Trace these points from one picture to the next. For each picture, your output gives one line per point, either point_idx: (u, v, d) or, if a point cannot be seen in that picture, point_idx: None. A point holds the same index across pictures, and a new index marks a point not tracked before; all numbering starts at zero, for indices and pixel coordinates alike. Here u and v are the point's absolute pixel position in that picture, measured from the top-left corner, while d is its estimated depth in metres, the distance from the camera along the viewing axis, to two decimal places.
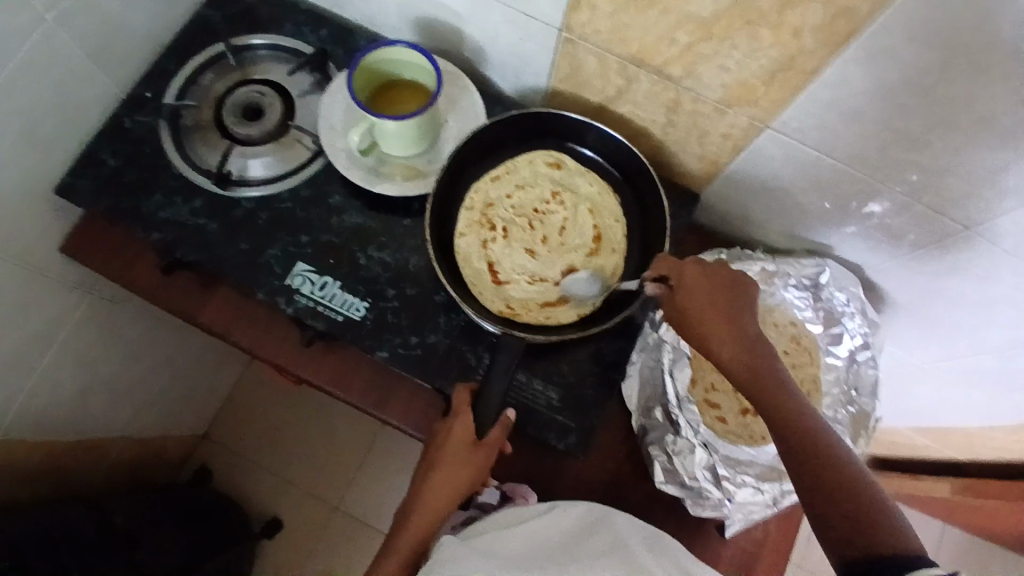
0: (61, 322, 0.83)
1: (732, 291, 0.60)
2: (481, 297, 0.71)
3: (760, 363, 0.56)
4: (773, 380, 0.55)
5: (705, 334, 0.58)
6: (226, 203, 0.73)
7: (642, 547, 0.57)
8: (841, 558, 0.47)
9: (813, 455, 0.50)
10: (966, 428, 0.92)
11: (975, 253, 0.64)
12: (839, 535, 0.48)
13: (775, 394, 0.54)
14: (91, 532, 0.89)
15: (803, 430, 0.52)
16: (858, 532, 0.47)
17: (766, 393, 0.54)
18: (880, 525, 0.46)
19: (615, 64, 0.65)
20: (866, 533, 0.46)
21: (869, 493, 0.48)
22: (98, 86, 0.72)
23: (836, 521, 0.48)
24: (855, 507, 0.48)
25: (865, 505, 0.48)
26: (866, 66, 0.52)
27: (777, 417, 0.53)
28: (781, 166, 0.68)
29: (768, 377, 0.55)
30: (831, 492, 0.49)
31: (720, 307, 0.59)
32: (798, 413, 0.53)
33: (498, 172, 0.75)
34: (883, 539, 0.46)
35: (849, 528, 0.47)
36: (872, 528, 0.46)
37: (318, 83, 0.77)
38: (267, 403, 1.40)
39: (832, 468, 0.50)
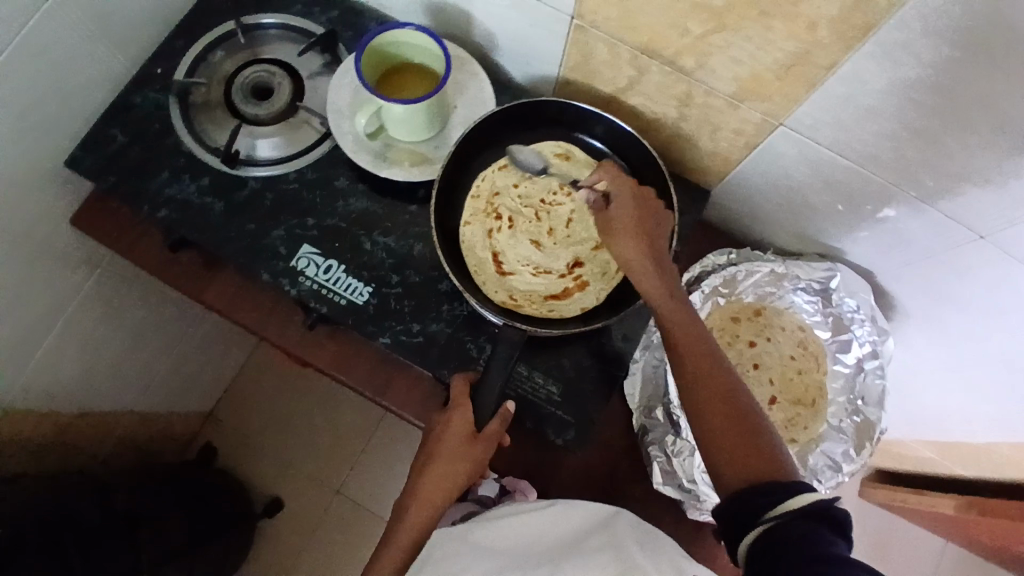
0: (69, 296, 0.84)
1: (659, 227, 0.61)
2: (484, 287, 0.70)
3: (676, 294, 0.57)
4: (687, 312, 0.56)
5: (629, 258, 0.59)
6: (232, 183, 0.73)
7: (635, 543, 0.55)
8: (717, 471, 0.49)
9: (709, 379, 0.51)
10: (976, 443, 0.89)
11: (992, 262, 0.62)
12: (721, 451, 0.49)
13: (686, 323, 0.55)
14: (91, 505, 0.90)
15: (708, 357, 0.53)
16: (740, 449, 0.48)
17: (678, 321, 0.55)
18: (761, 449, 0.48)
19: (626, 53, 0.64)
20: (742, 451, 0.48)
21: (759, 424, 0.49)
22: (111, 62, 0.73)
23: (718, 439, 0.49)
24: (740, 430, 0.49)
25: (749, 427, 0.49)
26: (883, 61, 0.50)
27: (683, 343, 0.54)
28: (794, 165, 0.66)
29: (684, 308, 0.56)
30: (723, 416, 0.49)
31: (648, 238, 0.60)
32: (705, 342, 0.54)
33: (505, 161, 0.74)
34: (758, 458, 0.47)
35: (731, 445, 0.48)
36: (749, 447, 0.48)
37: (328, 64, 0.77)
38: (272, 387, 1.40)
39: (726, 394, 0.50)
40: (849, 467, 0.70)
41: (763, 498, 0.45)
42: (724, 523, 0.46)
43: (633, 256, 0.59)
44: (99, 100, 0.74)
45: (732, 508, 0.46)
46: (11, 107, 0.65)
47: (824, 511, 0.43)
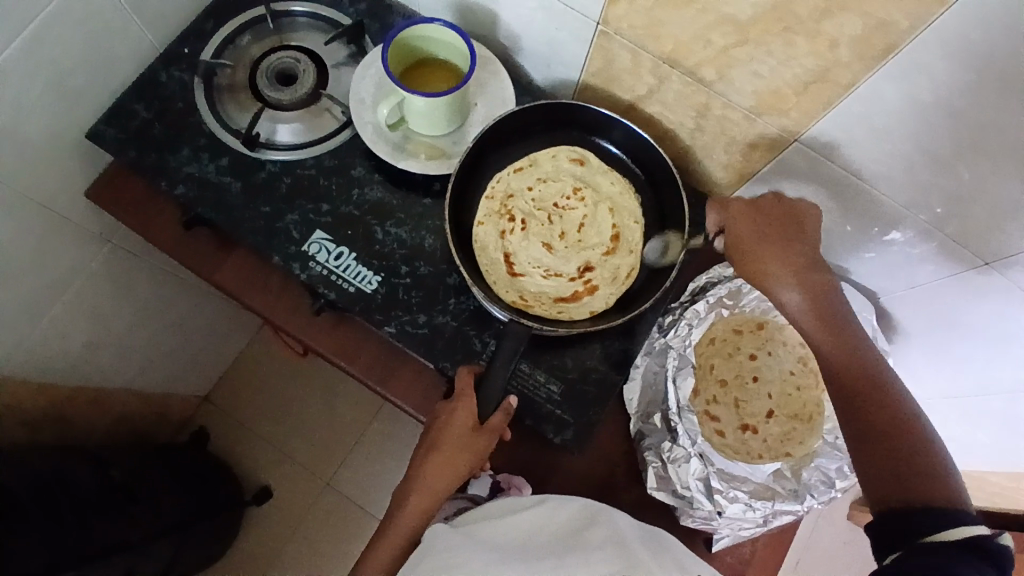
0: (80, 267, 0.85)
1: (812, 249, 0.63)
2: (494, 286, 0.71)
3: (832, 313, 0.59)
4: (841, 333, 0.58)
5: (775, 285, 0.61)
6: (251, 164, 0.74)
7: (637, 541, 0.57)
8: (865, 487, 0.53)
9: (867, 406, 0.55)
10: (969, 469, 0.90)
11: (996, 291, 0.63)
12: (879, 476, 0.52)
13: (840, 348, 0.58)
14: (85, 479, 0.90)
15: (865, 385, 0.55)
16: (901, 475, 0.51)
17: (831, 346, 0.58)
18: (918, 469, 0.50)
19: (648, 62, 0.65)
20: (904, 478, 0.51)
21: (922, 447, 0.51)
22: (141, 39, 0.74)
23: (877, 463, 0.52)
24: (905, 459, 0.51)
25: (914, 453, 0.51)
26: (901, 84, 0.52)
27: (841, 370, 0.57)
28: (806, 182, 0.67)
29: (838, 329, 0.59)
30: (884, 443, 0.53)
31: (807, 263, 0.61)
32: (862, 372, 0.56)
33: (521, 163, 0.75)
34: (919, 483, 0.50)
35: (894, 470, 0.51)
36: (913, 472, 0.50)
37: (353, 55, 0.78)
38: (270, 374, 1.41)
39: (882, 419, 0.53)
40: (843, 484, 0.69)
41: (916, 519, 0.48)
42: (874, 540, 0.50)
43: (787, 284, 0.61)
44: (124, 75, 0.75)
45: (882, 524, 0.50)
46: (41, 75, 0.66)
47: (981, 545, 0.45)
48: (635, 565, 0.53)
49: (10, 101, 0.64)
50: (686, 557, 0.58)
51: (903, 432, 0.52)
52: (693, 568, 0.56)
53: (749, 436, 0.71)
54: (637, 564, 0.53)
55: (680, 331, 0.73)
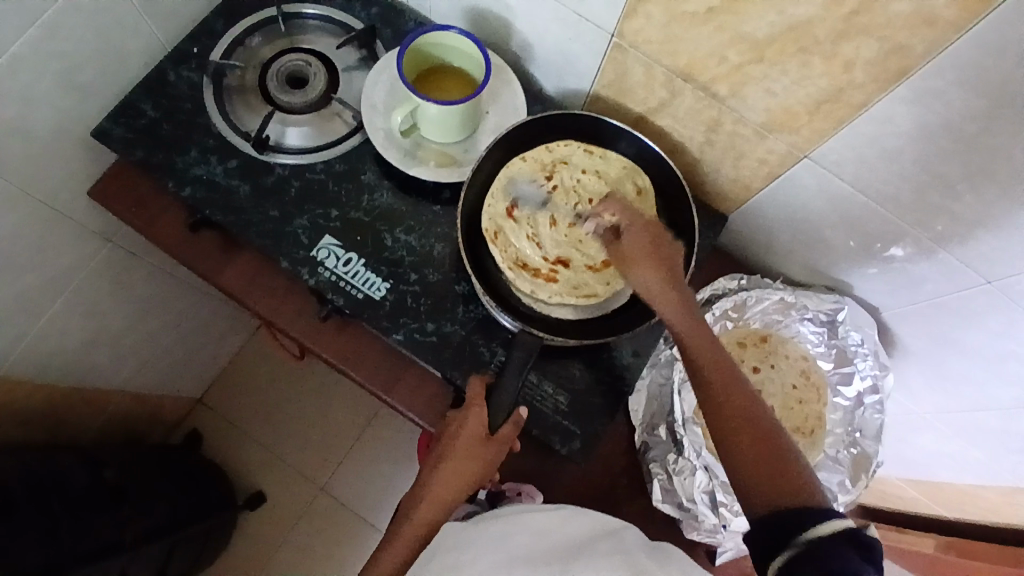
0: (79, 266, 0.84)
1: (677, 254, 0.62)
2: (485, 206, 0.71)
3: (696, 317, 0.58)
4: (710, 342, 0.56)
5: (648, 284, 0.60)
6: (259, 168, 0.73)
7: (641, 551, 0.56)
8: (743, 489, 0.50)
9: (741, 410, 0.52)
10: (963, 485, 0.90)
11: (997, 308, 0.64)
12: (751, 481, 0.49)
13: (713, 351, 0.56)
14: (80, 481, 0.89)
15: (741, 392, 0.53)
16: (772, 479, 0.48)
17: (703, 347, 0.56)
18: (789, 473, 0.49)
19: (662, 76, 0.65)
20: (776, 480, 0.48)
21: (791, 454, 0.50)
22: (147, 38, 0.73)
23: (755, 476, 0.49)
24: (775, 464, 0.49)
25: (781, 459, 0.50)
26: (913, 106, 0.52)
27: (716, 381, 0.54)
28: (814, 199, 0.67)
29: (701, 333, 0.57)
30: (756, 449, 0.50)
31: (669, 263, 0.61)
32: (736, 377, 0.54)
33: (595, 147, 0.73)
34: (789, 488, 0.48)
35: (768, 480, 0.49)
36: (781, 475, 0.49)
37: (364, 60, 0.78)
38: (264, 375, 1.39)
39: (760, 427, 0.51)
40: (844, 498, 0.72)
41: (788, 520, 0.46)
42: (754, 548, 0.47)
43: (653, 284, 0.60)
44: (131, 74, 0.74)
45: (761, 527, 0.47)
46: (47, 72, 0.65)
47: (856, 536, 0.43)
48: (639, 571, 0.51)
49: (15, 97, 0.64)
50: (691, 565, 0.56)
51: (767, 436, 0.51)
52: None
53: None
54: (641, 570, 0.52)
55: None
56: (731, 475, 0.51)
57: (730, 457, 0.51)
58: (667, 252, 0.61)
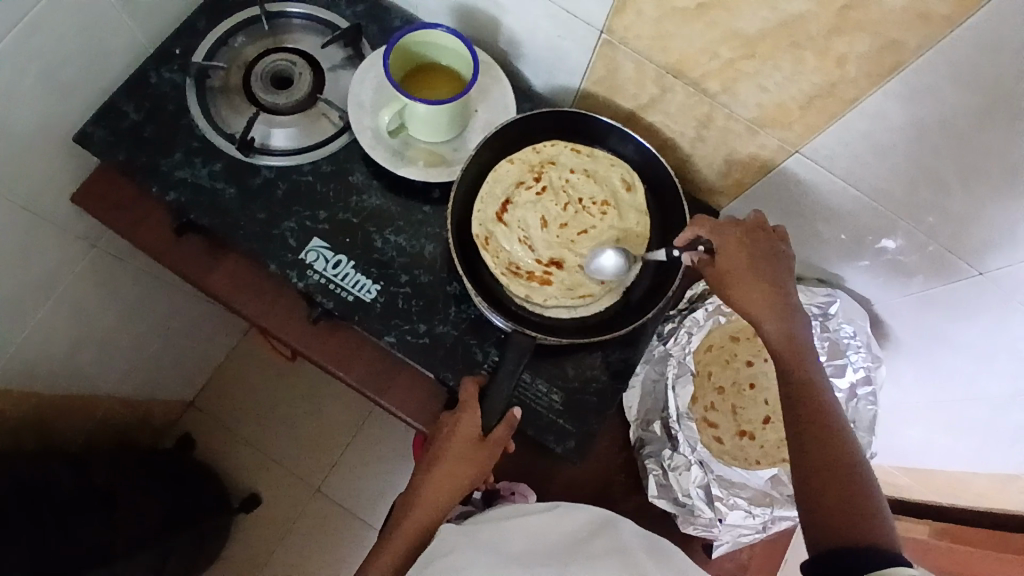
0: (63, 271, 0.82)
1: (785, 274, 0.60)
2: (475, 211, 0.71)
3: (799, 337, 0.57)
4: (809, 367, 0.56)
5: (747, 305, 0.59)
6: (245, 170, 0.72)
7: (642, 553, 0.57)
8: (812, 514, 0.51)
9: (825, 440, 0.52)
10: (952, 472, 0.91)
11: (987, 300, 0.64)
12: (823, 510, 0.50)
13: (805, 375, 0.55)
14: (71, 489, 0.89)
15: (828, 420, 0.53)
16: (845, 515, 0.49)
17: (795, 370, 0.56)
18: (865, 512, 0.49)
19: (653, 72, 0.65)
20: (849, 516, 0.49)
21: (869, 489, 0.50)
22: (128, 39, 0.72)
23: (827, 507, 0.50)
24: (850, 500, 0.50)
25: (858, 495, 0.50)
26: (905, 102, 0.52)
27: (801, 403, 0.54)
28: (805, 193, 0.67)
29: (803, 358, 0.56)
30: (834, 478, 0.51)
31: (775, 285, 0.59)
32: (824, 405, 0.54)
33: (582, 146, 0.73)
34: (864, 526, 0.49)
35: (840, 513, 0.50)
36: (856, 511, 0.49)
37: (350, 59, 0.77)
38: (256, 376, 1.38)
39: (839, 457, 0.52)
40: None
41: (856, 557, 0.47)
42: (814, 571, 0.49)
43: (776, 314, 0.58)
44: (112, 75, 0.73)
45: (827, 554, 0.49)
46: (26, 76, 0.64)
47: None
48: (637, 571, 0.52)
49: None
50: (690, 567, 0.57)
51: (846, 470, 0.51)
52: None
53: (745, 443, 0.72)
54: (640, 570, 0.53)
55: (680, 339, 0.72)
56: (803, 498, 0.52)
57: (805, 482, 0.52)
58: (776, 270, 0.60)
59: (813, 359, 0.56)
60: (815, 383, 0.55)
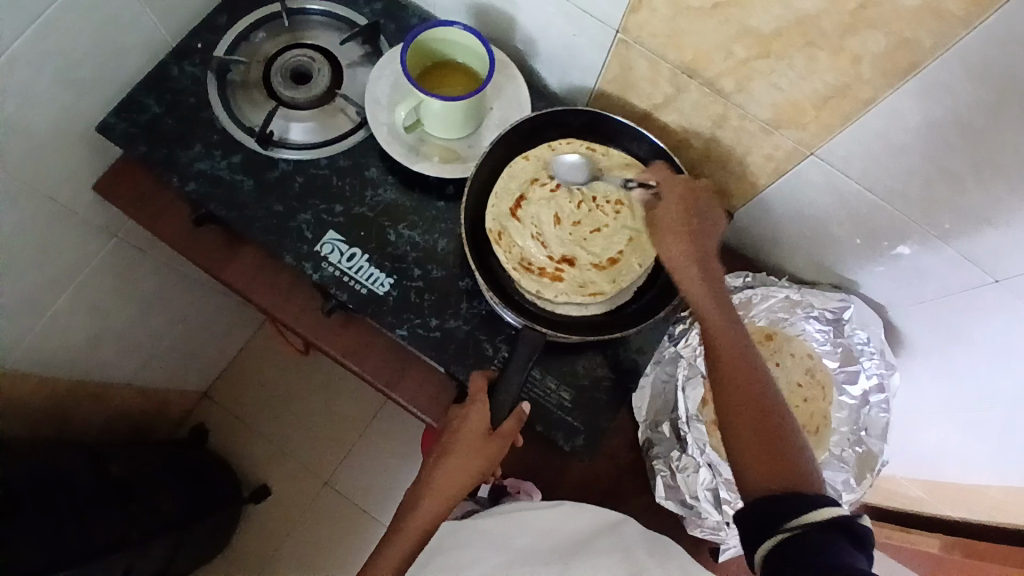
0: (84, 260, 0.84)
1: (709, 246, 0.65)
2: (489, 206, 0.71)
3: (724, 304, 0.61)
4: (730, 326, 0.59)
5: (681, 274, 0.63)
6: (263, 163, 0.73)
7: (642, 546, 0.56)
8: (741, 464, 0.53)
9: (747, 390, 0.55)
10: (970, 482, 0.89)
11: (1004, 305, 0.63)
12: (750, 459, 0.52)
13: (731, 334, 0.59)
14: (85, 474, 0.90)
15: (748, 371, 0.56)
16: (773, 460, 0.51)
17: (719, 332, 0.59)
18: (787, 455, 0.52)
19: (667, 71, 0.65)
20: (773, 461, 0.51)
21: (791, 435, 0.53)
22: (152, 33, 0.73)
23: (757, 455, 0.52)
24: (775, 443, 0.52)
25: (780, 439, 0.52)
26: (921, 101, 0.52)
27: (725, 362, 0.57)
28: (820, 195, 0.67)
29: (727, 318, 0.60)
30: (758, 427, 0.53)
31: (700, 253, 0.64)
32: (749, 361, 0.57)
33: (598, 145, 0.73)
34: (786, 469, 0.51)
35: (766, 457, 0.52)
36: (779, 455, 0.52)
37: (368, 55, 0.78)
38: (268, 370, 1.40)
39: (761, 406, 0.54)
40: (849, 496, 0.72)
41: (786, 503, 0.48)
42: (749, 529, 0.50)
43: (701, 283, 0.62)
44: (135, 68, 0.75)
45: (761, 508, 0.49)
46: (52, 67, 0.65)
47: (844, 523, 0.46)
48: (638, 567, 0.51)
49: (21, 93, 0.64)
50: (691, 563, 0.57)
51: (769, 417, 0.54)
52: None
53: None
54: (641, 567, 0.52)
55: (692, 340, 0.71)
56: (731, 453, 0.54)
57: (730, 434, 0.54)
58: (704, 238, 0.65)
59: (737, 320, 0.60)
60: (740, 341, 0.58)
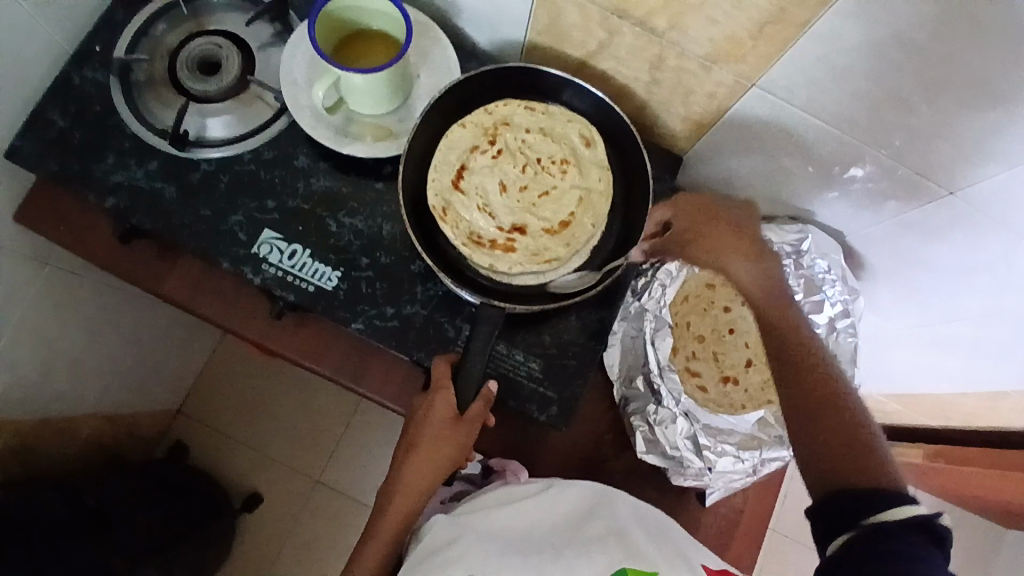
0: (18, 295, 0.78)
1: (758, 233, 0.62)
2: (430, 181, 0.68)
3: (780, 297, 0.59)
4: (796, 326, 0.58)
5: (730, 267, 0.61)
6: (184, 166, 0.68)
7: (638, 528, 0.58)
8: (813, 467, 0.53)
9: (815, 390, 0.54)
10: (941, 394, 0.92)
11: (961, 219, 0.62)
12: (822, 464, 0.52)
13: (788, 330, 0.57)
14: (59, 514, 0.87)
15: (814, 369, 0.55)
16: (848, 462, 0.51)
17: (778, 327, 0.58)
18: (863, 455, 0.51)
19: (597, 15, 0.61)
20: (847, 464, 0.51)
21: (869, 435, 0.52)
22: (40, 39, 0.67)
23: (829, 458, 0.52)
24: (848, 445, 0.52)
25: (853, 438, 0.52)
26: (858, 20, 0.49)
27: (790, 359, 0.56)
28: (767, 128, 0.65)
29: (790, 317, 0.58)
30: (828, 429, 0.53)
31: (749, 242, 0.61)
32: (811, 357, 0.56)
33: (537, 104, 0.70)
34: (864, 470, 0.50)
35: (840, 461, 0.51)
36: (854, 459, 0.51)
37: (279, 34, 0.72)
38: (240, 375, 1.36)
39: (837, 407, 0.53)
40: None
41: (862, 504, 0.49)
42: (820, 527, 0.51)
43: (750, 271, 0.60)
44: (35, 81, 0.68)
45: (830, 507, 0.50)
46: None
47: (928, 525, 0.46)
48: (635, 554, 0.53)
49: None
50: (686, 542, 0.59)
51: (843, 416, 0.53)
52: (697, 558, 0.57)
53: (730, 388, 0.72)
54: (638, 553, 0.53)
55: (655, 293, 0.71)
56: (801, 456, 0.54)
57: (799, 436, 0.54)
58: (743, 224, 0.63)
59: (794, 314, 0.58)
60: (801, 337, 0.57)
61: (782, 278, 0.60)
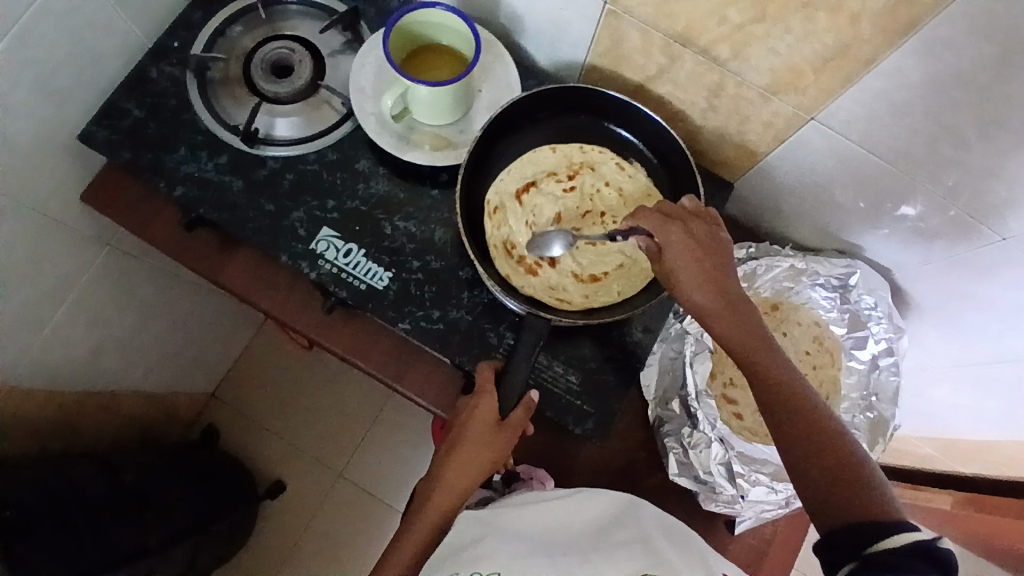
0: (80, 272, 0.82)
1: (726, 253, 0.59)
2: (498, 180, 0.72)
3: (749, 322, 0.56)
4: (768, 351, 0.55)
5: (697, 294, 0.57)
6: (251, 161, 0.72)
7: (660, 535, 0.58)
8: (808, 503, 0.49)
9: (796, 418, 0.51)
10: (983, 438, 0.90)
11: (1014, 262, 0.62)
12: (819, 495, 0.49)
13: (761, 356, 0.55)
14: (97, 486, 0.90)
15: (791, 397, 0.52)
16: (842, 494, 0.48)
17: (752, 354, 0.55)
18: (856, 482, 0.48)
19: (659, 40, 0.63)
20: (845, 496, 0.47)
21: (860, 463, 0.49)
22: (125, 34, 0.71)
23: (827, 490, 0.48)
24: (839, 475, 0.48)
25: (845, 466, 0.49)
26: (922, 58, 0.50)
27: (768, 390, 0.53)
28: (822, 160, 0.65)
29: (761, 343, 0.55)
30: (817, 461, 0.49)
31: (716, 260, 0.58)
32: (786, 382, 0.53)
33: (628, 164, 0.73)
34: (860, 500, 0.47)
35: (839, 491, 0.48)
36: (846, 488, 0.48)
37: (350, 43, 0.76)
38: (274, 366, 1.39)
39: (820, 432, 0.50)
40: None
41: (858, 537, 0.45)
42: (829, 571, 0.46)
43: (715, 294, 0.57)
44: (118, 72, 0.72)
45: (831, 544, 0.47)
46: (27, 80, 0.63)
47: (931, 552, 0.43)
48: (658, 563, 0.53)
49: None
50: (710, 552, 0.57)
51: (829, 445, 0.50)
52: (718, 565, 0.55)
53: None
54: (662, 561, 0.53)
55: None
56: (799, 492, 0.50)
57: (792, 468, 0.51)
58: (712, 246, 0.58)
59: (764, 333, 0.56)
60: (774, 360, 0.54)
61: (742, 294, 0.58)
